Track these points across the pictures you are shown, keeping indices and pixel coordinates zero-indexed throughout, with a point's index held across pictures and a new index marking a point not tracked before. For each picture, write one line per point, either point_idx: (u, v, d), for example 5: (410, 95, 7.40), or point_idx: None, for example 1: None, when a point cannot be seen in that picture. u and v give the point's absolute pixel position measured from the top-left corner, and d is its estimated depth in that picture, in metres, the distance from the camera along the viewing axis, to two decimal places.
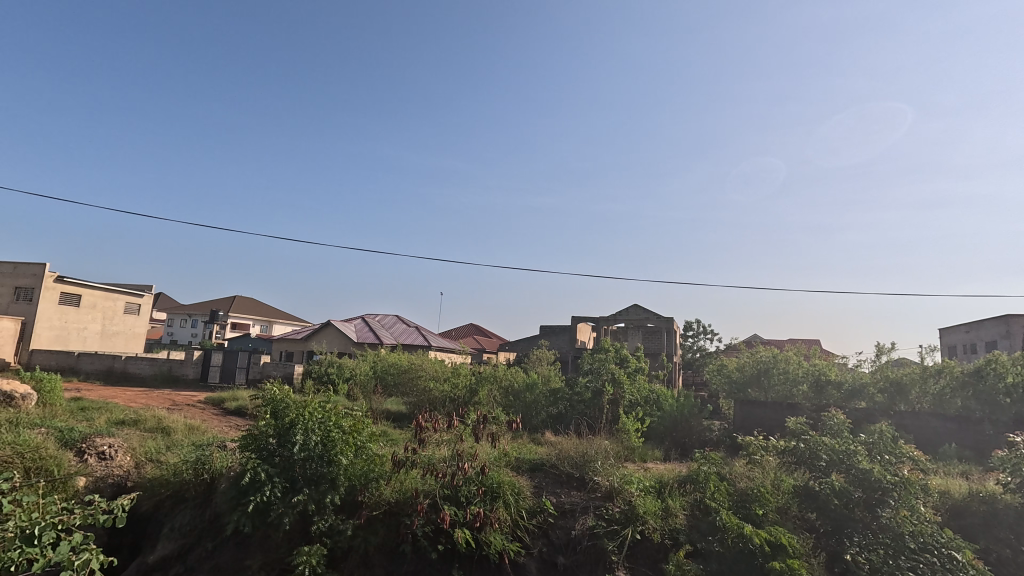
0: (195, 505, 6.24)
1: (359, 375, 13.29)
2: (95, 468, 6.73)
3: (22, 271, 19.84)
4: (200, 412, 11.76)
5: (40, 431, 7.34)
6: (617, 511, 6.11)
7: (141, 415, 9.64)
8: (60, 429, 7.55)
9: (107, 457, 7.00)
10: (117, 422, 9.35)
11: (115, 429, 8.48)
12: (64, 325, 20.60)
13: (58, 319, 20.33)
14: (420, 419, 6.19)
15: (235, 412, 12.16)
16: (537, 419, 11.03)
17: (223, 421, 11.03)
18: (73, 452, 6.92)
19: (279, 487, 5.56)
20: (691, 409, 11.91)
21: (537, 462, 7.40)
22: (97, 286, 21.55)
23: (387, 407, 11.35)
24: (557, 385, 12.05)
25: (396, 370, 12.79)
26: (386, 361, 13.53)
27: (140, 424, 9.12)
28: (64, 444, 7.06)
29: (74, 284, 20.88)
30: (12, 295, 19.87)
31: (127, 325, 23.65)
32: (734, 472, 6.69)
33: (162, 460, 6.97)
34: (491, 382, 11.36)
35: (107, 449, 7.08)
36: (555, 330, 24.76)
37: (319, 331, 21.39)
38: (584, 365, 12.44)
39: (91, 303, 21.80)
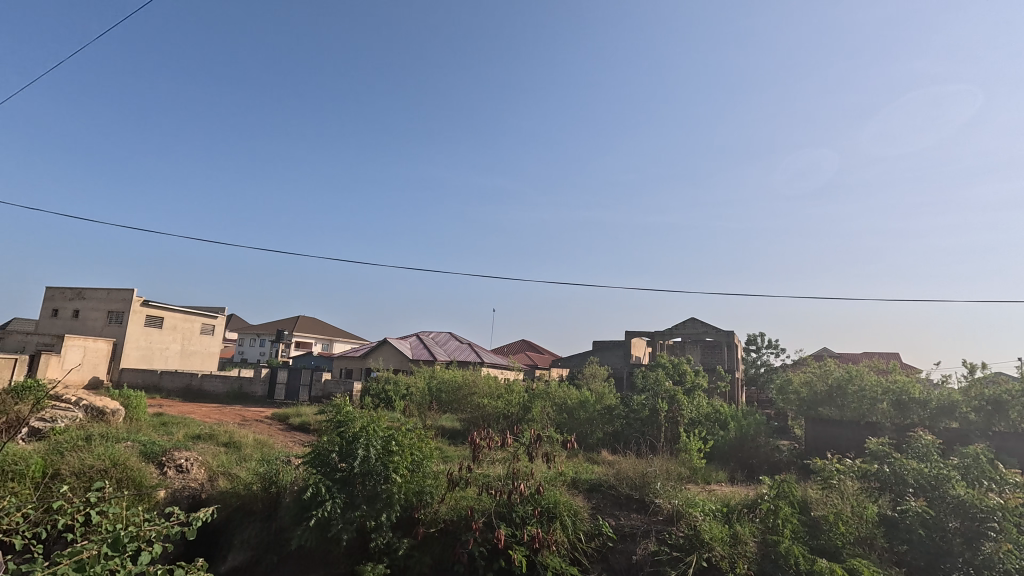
0: (262, 519, 6.51)
1: (415, 391, 13.52)
2: (174, 480, 7.17)
3: (114, 296, 21.77)
4: (268, 428, 12.36)
5: (127, 445, 7.96)
6: (681, 537, 5.79)
7: (215, 431, 10.23)
8: (144, 443, 8.15)
9: (184, 470, 7.45)
10: (194, 437, 9.96)
11: (193, 444, 9.05)
12: (149, 346, 22.34)
13: (144, 339, 22.08)
14: (475, 436, 6.10)
15: (299, 427, 12.67)
16: (593, 438, 10.76)
17: (289, 436, 11.58)
18: (155, 465, 7.43)
19: (339, 502, 5.64)
20: (756, 429, 11.32)
21: (594, 482, 7.21)
22: (178, 309, 23.34)
23: (442, 424, 11.46)
24: (612, 402, 11.76)
25: (450, 387, 12.95)
26: (441, 378, 13.72)
27: (212, 439, 9.70)
28: (147, 457, 7.59)
29: (158, 307, 22.71)
30: (105, 318, 21.78)
31: (203, 345, 25.43)
32: (807, 497, 6.24)
33: (233, 473, 7.32)
34: (545, 400, 11.23)
35: (184, 463, 7.54)
36: (609, 346, 24.25)
37: (376, 348, 22.00)
38: (640, 382, 12.09)
39: (172, 325, 23.60)
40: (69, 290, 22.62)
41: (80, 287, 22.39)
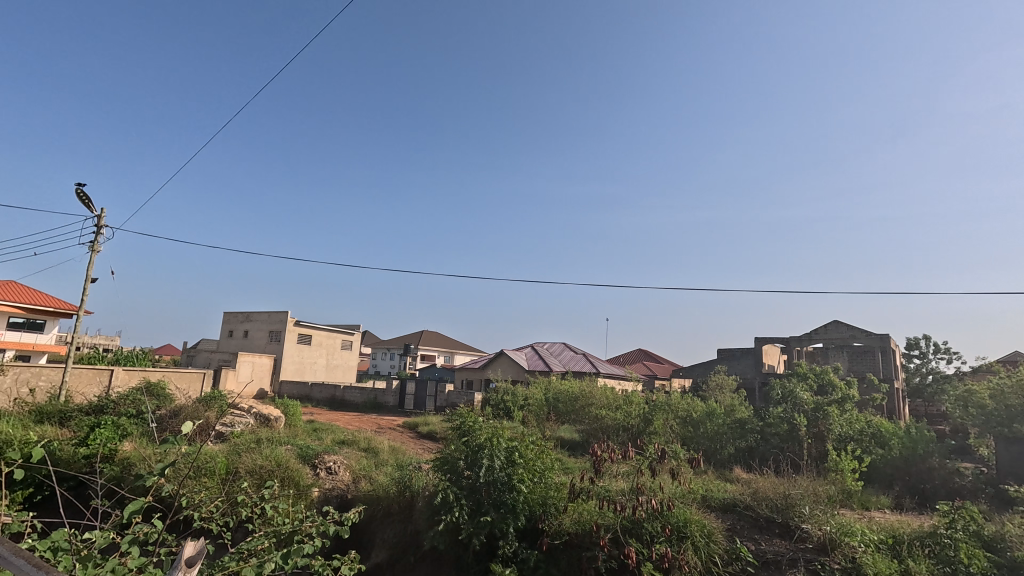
0: (399, 520, 7.02)
1: (532, 402, 13.74)
2: (325, 481, 8.03)
3: (273, 317, 25.21)
4: (401, 435, 13.37)
5: (288, 448, 9.12)
6: (838, 569, 5.13)
7: (356, 437, 11.32)
8: (300, 446, 9.27)
9: (333, 472, 8.33)
10: (339, 442, 11.12)
11: (339, 448, 10.09)
12: (301, 360, 25.45)
13: (297, 355, 25.22)
14: (597, 448, 5.99)
15: (427, 435, 13.52)
16: (723, 454, 10.01)
17: (418, 444, 12.41)
18: (310, 466, 8.41)
19: (467, 509, 5.89)
20: (927, 449, 9.69)
21: (728, 502, 6.70)
22: (323, 327, 26.34)
23: (561, 435, 11.47)
24: (743, 415, 10.87)
25: (567, 398, 12.95)
26: (557, 389, 13.78)
27: (355, 445, 10.71)
28: (303, 459, 8.61)
29: (307, 326, 25.84)
30: (267, 337, 25.26)
31: (344, 359, 28.40)
32: (1004, 533, 5.19)
33: (373, 476, 7.99)
34: (667, 412, 10.73)
35: (332, 466, 8.43)
36: (736, 354, 22.51)
37: (494, 360, 22.76)
38: (775, 393, 11.04)
39: (319, 341, 26.65)
40: (240, 313, 26.66)
41: (248, 311, 26.28)
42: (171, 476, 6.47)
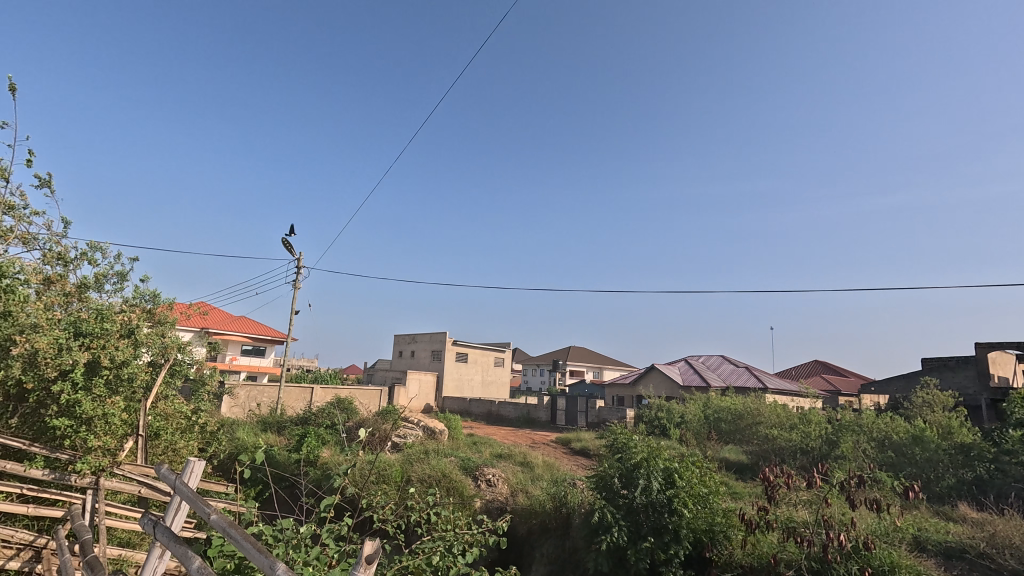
0: (557, 536, 7.06)
1: (690, 419, 12.92)
2: (486, 492, 8.46)
3: (435, 338, 27.67)
4: (554, 451, 13.57)
5: (452, 459, 9.86)
6: None
7: (512, 451, 11.78)
8: (462, 458, 9.95)
9: (492, 484, 8.74)
10: (497, 455, 11.68)
11: (497, 461, 10.58)
12: (460, 377, 27.43)
13: (456, 372, 27.27)
14: (769, 472, 5.29)
15: (580, 451, 13.49)
16: (941, 485, 8.12)
17: (572, 460, 12.44)
18: (472, 478, 8.95)
19: (625, 530, 5.70)
20: None
21: (953, 547, 5.45)
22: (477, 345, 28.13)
23: (725, 456, 10.55)
24: (967, 439, 8.84)
25: (730, 416, 11.90)
26: (718, 406, 12.78)
27: (511, 459, 11.14)
28: (466, 471, 9.22)
29: (464, 345, 27.86)
30: (430, 356, 27.75)
31: (498, 376, 30.02)
32: None
33: (530, 491, 8.19)
34: (857, 433, 9.21)
35: (492, 478, 8.85)
36: (949, 364, 18.51)
37: (645, 375, 21.92)
38: (1013, 413, 8.80)
39: (475, 359, 28.49)
40: (407, 335, 29.75)
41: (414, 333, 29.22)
42: (363, 479, 7.55)
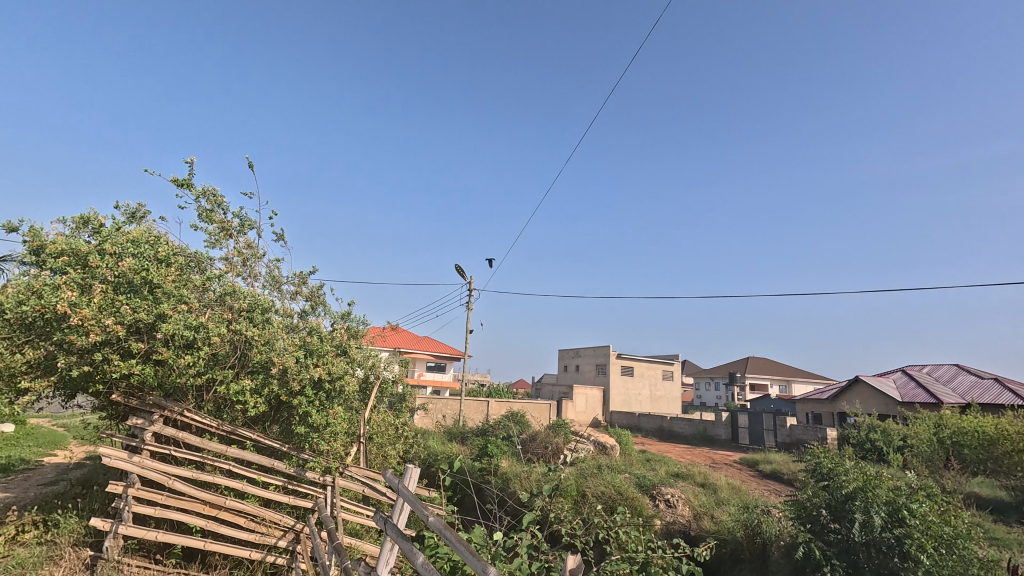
0: (753, 569, 6.38)
1: (916, 442, 10.75)
2: (665, 513, 8.05)
3: (599, 352, 27.59)
4: (739, 473, 12.43)
5: (627, 476, 9.68)
6: None
7: (690, 471, 11.09)
8: (637, 476, 9.70)
9: (672, 504, 8.29)
10: (674, 474, 11.12)
11: (676, 481, 10.06)
12: (627, 392, 26.88)
13: (622, 386, 26.78)
14: None
15: (771, 474, 12.11)
16: None
17: (762, 484, 11.21)
18: (650, 496, 8.66)
19: (841, 571, 4.89)
20: None
21: None
22: (643, 358, 27.32)
23: (973, 490, 8.51)
24: None
25: (977, 440, 9.58)
26: (957, 427, 10.38)
27: (691, 479, 10.50)
28: (642, 489, 8.95)
29: (629, 358, 27.29)
30: (595, 370, 27.68)
31: (668, 390, 28.75)
32: None
33: (716, 516, 7.59)
34: None
35: (671, 498, 8.40)
36: None
37: (847, 389, 18.86)
38: None
39: (641, 372, 27.67)
40: (571, 350, 30.18)
41: (578, 348, 29.54)
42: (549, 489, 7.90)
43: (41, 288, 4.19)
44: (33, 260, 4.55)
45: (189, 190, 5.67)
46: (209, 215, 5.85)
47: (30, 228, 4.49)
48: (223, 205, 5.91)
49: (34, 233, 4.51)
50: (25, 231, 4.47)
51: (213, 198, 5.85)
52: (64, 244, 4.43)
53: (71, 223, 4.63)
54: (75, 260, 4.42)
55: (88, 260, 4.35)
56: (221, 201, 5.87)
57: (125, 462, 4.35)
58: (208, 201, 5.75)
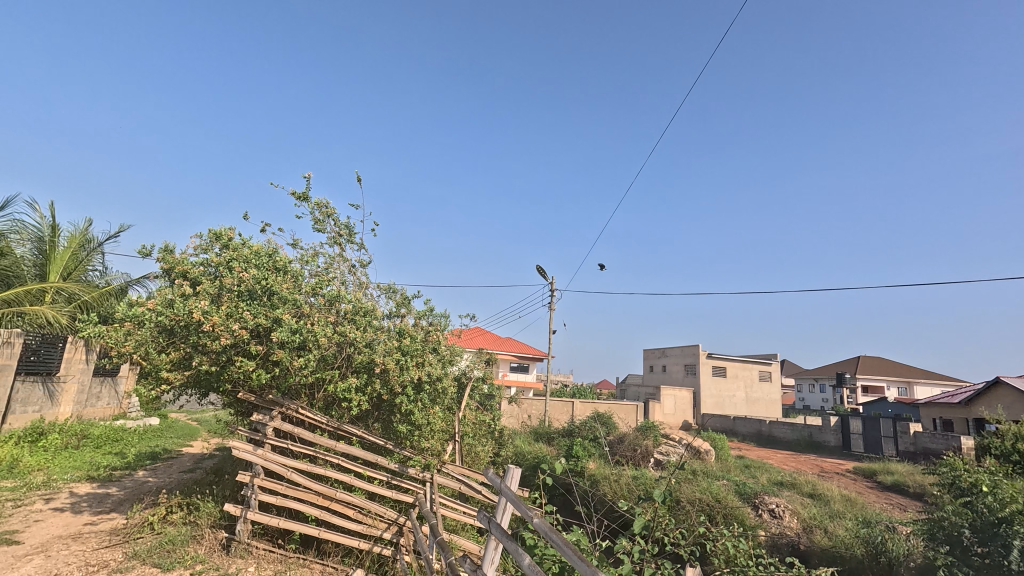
0: None
1: None
2: (771, 525, 7.45)
3: (688, 351, 26.39)
4: (855, 483, 11.30)
5: (725, 483, 9.14)
6: None
7: (797, 479, 10.25)
8: (737, 483, 9.12)
9: (777, 515, 7.69)
10: (778, 482, 10.34)
11: (780, 490, 9.33)
12: (720, 394, 25.47)
13: (715, 388, 25.41)
14: None
15: (893, 486, 10.88)
16: None
17: (883, 497, 10.09)
18: (751, 505, 8.11)
19: None
20: None
21: None
22: (737, 358, 25.79)
23: None
24: None
25: None
26: None
27: (797, 488, 9.70)
28: (743, 498, 8.39)
29: (721, 358, 25.87)
30: (684, 370, 26.51)
31: (765, 393, 26.91)
32: None
33: (831, 531, 6.93)
34: None
35: (776, 508, 7.80)
36: None
37: (985, 393, 16.53)
38: None
39: (735, 373, 26.12)
40: (657, 350, 29.17)
41: (664, 347, 28.49)
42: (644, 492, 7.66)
43: (179, 298, 4.76)
44: (169, 276, 5.10)
45: (306, 203, 6.00)
46: (320, 225, 6.13)
47: (165, 249, 5.03)
48: (334, 216, 6.15)
49: (170, 254, 5.04)
50: (160, 252, 5.02)
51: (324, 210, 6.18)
52: (202, 259, 5.04)
53: (199, 244, 5.18)
54: (207, 275, 5.06)
55: (221, 273, 4.91)
56: (333, 212, 6.15)
57: (251, 455, 4.80)
58: (320, 212, 6.09)
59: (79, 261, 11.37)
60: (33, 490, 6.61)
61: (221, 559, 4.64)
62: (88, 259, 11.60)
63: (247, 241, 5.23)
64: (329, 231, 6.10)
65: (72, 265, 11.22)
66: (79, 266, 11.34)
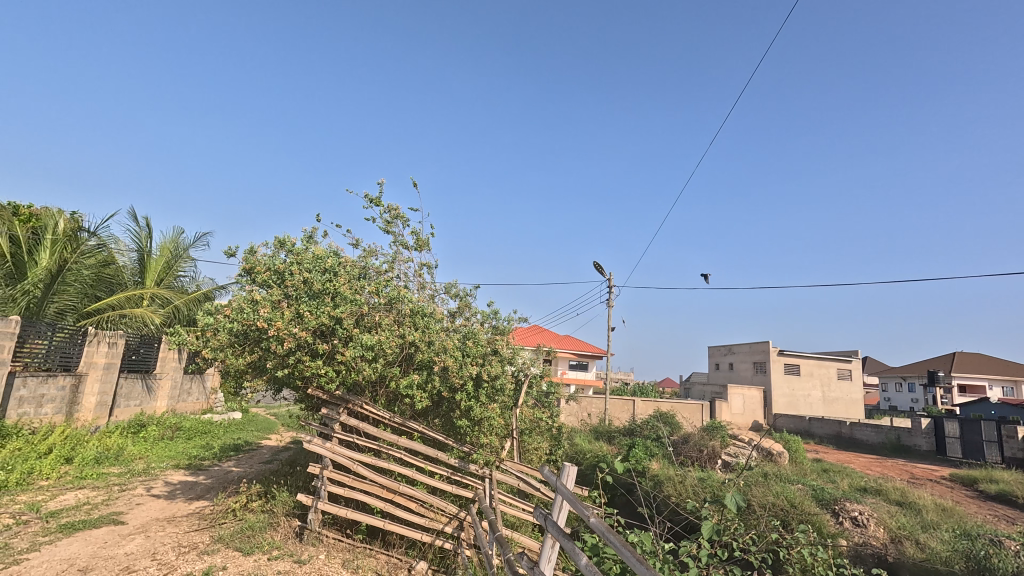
0: None
1: None
2: (853, 534, 6.91)
3: (757, 348, 25.09)
4: (952, 492, 10.28)
5: (800, 487, 8.59)
6: None
7: (883, 486, 9.47)
8: (814, 488, 8.54)
9: (861, 524, 7.12)
10: (861, 488, 9.60)
11: (864, 497, 8.65)
12: (793, 393, 24.02)
13: (788, 387, 23.98)
14: None
15: (997, 496, 9.81)
16: None
17: (986, 507, 9.11)
18: (831, 512, 7.57)
19: None
20: None
21: None
22: (812, 355, 24.24)
23: None
24: None
25: None
26: None
27: (884, 495, 8.95)
28: (821, 504, 7.85)
29: (794, 356, 24.40)
30: (753, 368, 25.22)
31: (845, 392, 25.12)
32: None
33: (924, 543, 6.33)
34: None
35: (859, 516, 7.23)
36: None
37: None
38: None
39: (810, 371, 24.56)
40: (723, 347, 27.94)
41: (731, 344, 27.23)
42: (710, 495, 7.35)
43: (250, 303, 5.06)
44: (248, 277, 5.51)
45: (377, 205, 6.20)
46: (388, 227, 6.31)
47: (247, 251, 5.46)
48: (402, 218, 6.34)
49: (250, 255, 5.48)
50: (243, 254, 5.47)
51: (393, 212, 6.34)
52: (272, 262, 5.33)
53: (272, 245, 5.55)
54: (276, 276, 5.33)
55: (290, 276, 5.18)
56: (401, 214, 6.31)
57: (320, 448, 5.04)
58: (388, 214, 6.27)
59: (171, 268, 12.44)
60: (136, 476, 7.31)
61: (295, 546, 4.90)
62: (178, 265, 12.66)
63: (311, 246, 5.51)
64: (394, 232, 6.28)
65: (165, 271, 12.29)
66: (171, 272, 12.40)
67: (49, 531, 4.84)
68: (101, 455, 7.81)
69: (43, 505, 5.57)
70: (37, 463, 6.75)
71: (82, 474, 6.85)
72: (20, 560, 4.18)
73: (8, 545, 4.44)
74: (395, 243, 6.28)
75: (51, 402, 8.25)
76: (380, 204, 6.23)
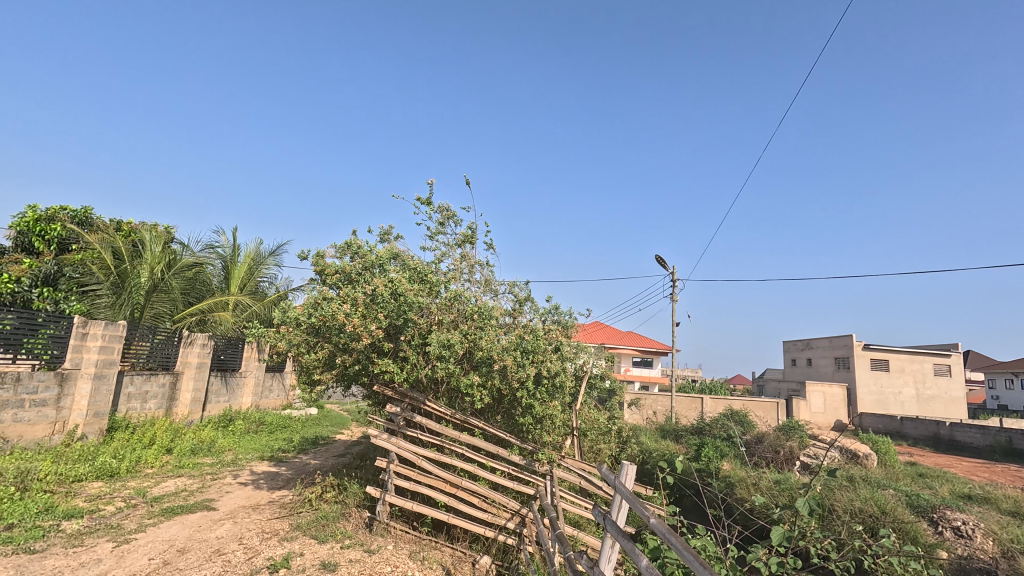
0: None
1: None
2: (955, 546, 6.26)
3: (838, 343, 23.40)
4: None
5: (892, 493, 7.88)
6: None
7: (990, 493, 8.51)
8: (908, 495, 7.80)
9: (965, 535, 6.44)
10: (964, 496, 8.67)
11: (967, 505, 7.81)
12: (881, 390, 22.18)
13: (874, 384, 22.17)
14: None
15: None
16: None
17: None
18: (927, 521, 6.90)
19: None
20: None
21: None
22: (902, 350, 22.26)
23: None
24: None
25: None
26: None
27: (992, 504, 8.05)
28: (916, 511, 7.18)
29: (881, 350, 22.53)
30: (835, 364, 23.47)
31: (942, 389, 22.85)
32: None
33: None
34: None
35: (963, 527, 6.54)
36: None
37: None
38: None
39: (901, 367, 22.55)
40: (800, 341, 26.24)
41: (809, 338, 25.51)
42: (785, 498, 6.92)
43: (321, 301, 5.40)
44: (319, 277, 5.86)
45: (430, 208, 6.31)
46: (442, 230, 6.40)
47: (318, 254, 5.85)
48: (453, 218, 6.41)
49: (320, 259, 5.84)
50: (313, 257, 5.83)
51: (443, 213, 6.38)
52: (340, 264, 5.66)
53: (339, 247, 5.85)
54: (344, 278, 5.64)
55: (358, 280, 5.45)
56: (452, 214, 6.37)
57: (387, 442, 5.23)
58: (440, 214, 6.36)
59: (252, 273, 13.36)
60: (225, 466, 7.95)
61: (365, 536, 5.13)
62: (259, 271, 13.56)
63: (374, 247, 5.77)
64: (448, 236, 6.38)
65: (247, 278, 13.22)
66: (253, 278, 13.32)
67: (153, 514, 5.38)
68: (196, 447, 8.55)
69: (149, 491, 6.21)
70: (143, 452, 7.51)
71: (181, 463, 7.55)
72: (130, 539, 4.67)
73: (120, 525, 4.98)
74: (451, 244, 6.40)
75: (154, 399, 9.14)
76: (432, 205, 6.32)
